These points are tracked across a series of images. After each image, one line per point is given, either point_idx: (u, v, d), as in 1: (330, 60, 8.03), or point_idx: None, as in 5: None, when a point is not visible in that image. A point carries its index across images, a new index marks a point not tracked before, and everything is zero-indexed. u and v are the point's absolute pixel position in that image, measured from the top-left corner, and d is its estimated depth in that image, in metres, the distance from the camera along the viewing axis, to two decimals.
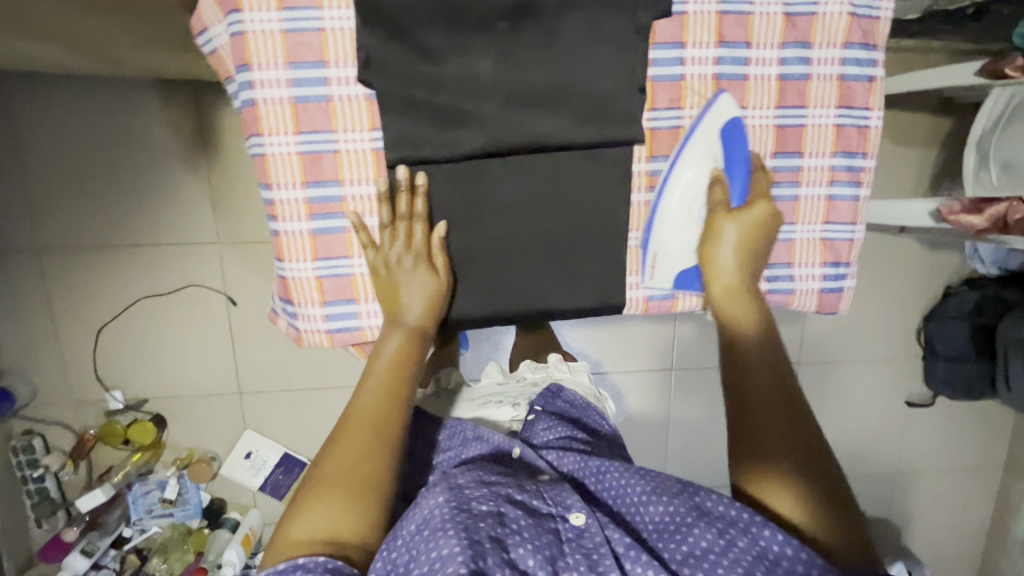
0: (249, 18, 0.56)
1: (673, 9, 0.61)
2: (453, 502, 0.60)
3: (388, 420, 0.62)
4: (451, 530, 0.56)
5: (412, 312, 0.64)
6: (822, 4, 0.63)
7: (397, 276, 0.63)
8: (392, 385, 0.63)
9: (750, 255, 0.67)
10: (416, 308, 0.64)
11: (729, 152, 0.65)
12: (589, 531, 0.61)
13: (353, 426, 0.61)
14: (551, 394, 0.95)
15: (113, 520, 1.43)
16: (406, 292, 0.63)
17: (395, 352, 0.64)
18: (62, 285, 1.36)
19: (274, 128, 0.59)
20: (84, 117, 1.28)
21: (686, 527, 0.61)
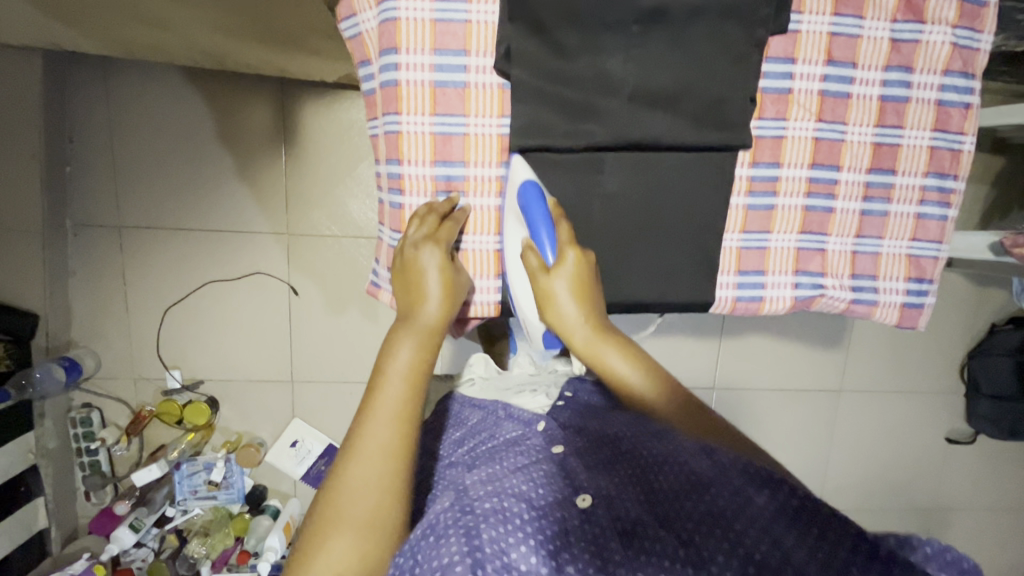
0: (403, 6, 0.61)
1: (789, 27, 0.65)
2: (456, 505, 0.57)
3: (402, 436, 0.58)
4: (451, 535, 0.53)
5: (428, 309, 0.63)
6: (926, 31, 0.67)
7: (417, 262, 0.64)
8: (413, 393, 0.60)
9: (590, 297, 0.65)
10: (434, 299, 0.64)
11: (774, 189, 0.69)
12: (595, 514, 0.58)
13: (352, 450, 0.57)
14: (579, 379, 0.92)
15: (160, 497, 1.46)
16: (423, 281, 0.64)
17: (412, 354, 0.61)
18: (136, 264, 1.42)
19: (412, 108, 0.64)
20: (177, 106, 1.36)
21: (700, 492, 0.58)
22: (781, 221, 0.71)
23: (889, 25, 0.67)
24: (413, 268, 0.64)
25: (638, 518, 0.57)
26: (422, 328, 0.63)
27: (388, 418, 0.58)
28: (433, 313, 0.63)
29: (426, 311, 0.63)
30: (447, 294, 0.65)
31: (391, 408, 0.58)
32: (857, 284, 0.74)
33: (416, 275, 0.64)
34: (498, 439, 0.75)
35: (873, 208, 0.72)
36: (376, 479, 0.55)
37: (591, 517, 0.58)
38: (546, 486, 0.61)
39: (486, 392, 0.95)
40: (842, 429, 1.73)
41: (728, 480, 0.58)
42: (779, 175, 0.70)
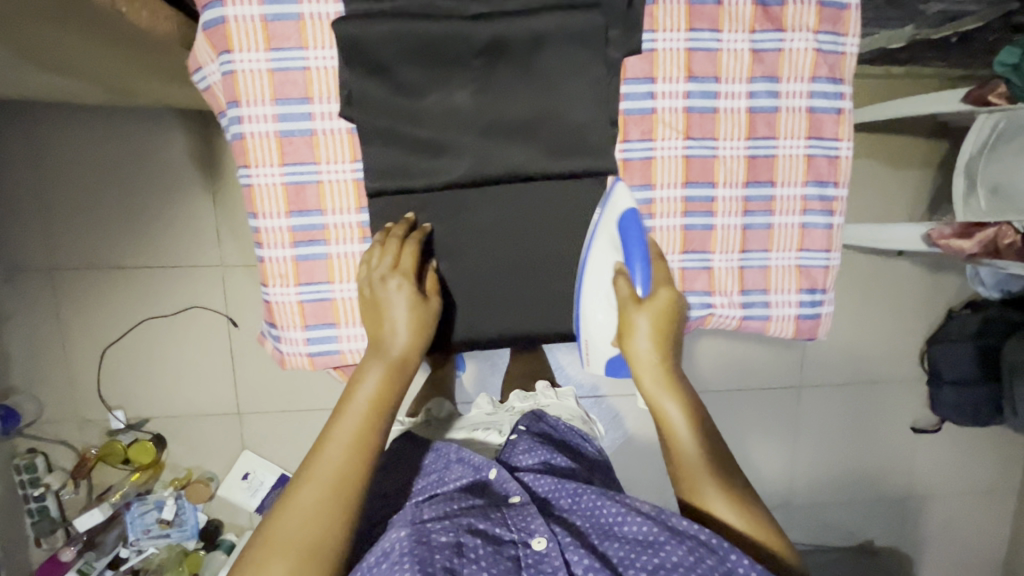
0: (239, 58, 0.60)
1: (644, 46, 0.64)
2: (413, 535, 0.59)
3: (352, 472, 0.56)
4: (406, 564, 0.56)
5: (398, 341, 0.62)
6: (788, 40, 0.65)
7: (383, 297, 0.62)
8: (366, 425, 0.58)
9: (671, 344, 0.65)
10: (401, 336, 0.62)
11: (625, 238, 0.66)
12: (549, 557, 0.59)
13: (311, 477, 0.55)
14: (534, 417, 0.94)
15: (110, 540, 1.44)
16: (392, 319, 0.62)
17: (376, 387, 0.60)
18: (70, 305, 1.41)
19: (261, 160, 0.62)
20: (99, 145, 1.34)
21: (657, 545, 0.58)
22: (660, 242, 0.70)
23: (748, 37, 0.65)
24: (380, 305, 0.62)
25: (589, 564, 0.58)
26: (392, 360, 0.62)
27: (338, 451, 0.56)
28: (399, 346, 0.62)
29: (395, 342, 0.62)
30: (414, 333, 0.62)
31: (341, 445, 0.57)
32: (747, 300, 0.72)
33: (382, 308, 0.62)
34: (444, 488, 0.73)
35: (755, 222, 0.70)
36: (322, 511, 0.54)
37: (544, 560, 0.59)
38: (504, 524, 0.63)
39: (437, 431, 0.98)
40: (806, 425, 1.71)
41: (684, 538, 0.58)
42: (653, 197, 0.68)
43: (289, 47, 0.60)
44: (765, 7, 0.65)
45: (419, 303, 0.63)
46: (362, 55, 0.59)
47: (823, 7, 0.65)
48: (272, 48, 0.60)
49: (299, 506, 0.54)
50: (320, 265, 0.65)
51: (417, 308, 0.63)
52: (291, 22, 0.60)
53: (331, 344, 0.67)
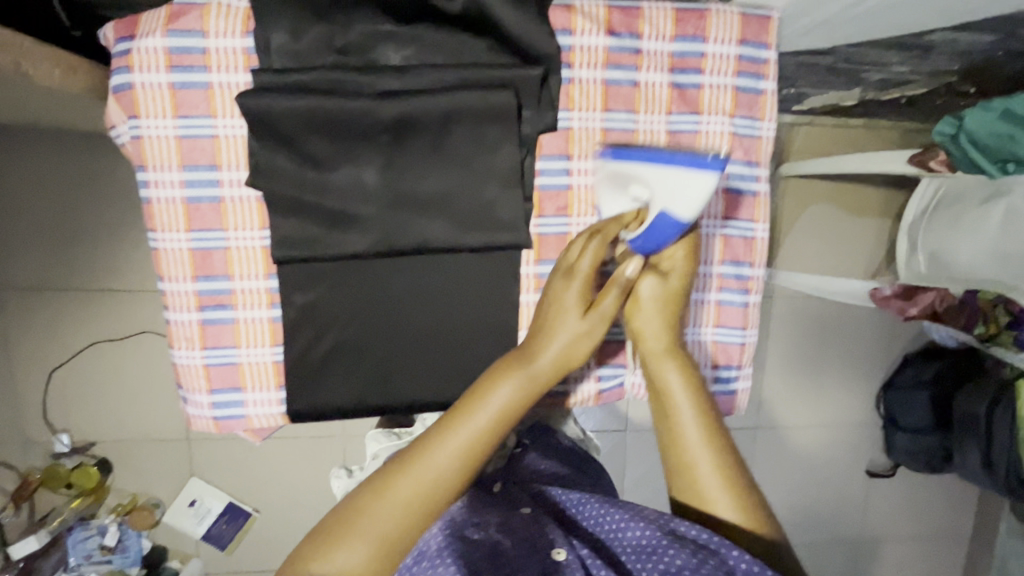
0: (146, 125, 0.60)
1: (559, 124, 0.64)
2: (447, 528, 0.54)
3: (454, 477, 0.53)
4: (449, 557, 0.50)
5: (544, 358, 0.57)
6: (704, 122, 0.66)
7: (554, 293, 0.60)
8: (487, 436, 0.54)
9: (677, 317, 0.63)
10: (550, 357, 0.57)
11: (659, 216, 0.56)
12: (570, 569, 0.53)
13: (414, 466, 0.53)
14: (540, 430, 0.88)
15: (48, 566, 1.38)
16: (552, 335, 0.58)
17: (507, 400, 0.55)
18: (19, 327, 1.39)
19: (166, 224, 0.62)
20: (54, 167, 1.33)
21: (662, 551, 0.54)
22: None
23: (665, 117, 0.65)
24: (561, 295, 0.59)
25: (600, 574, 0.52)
26: (530, 369, 0.57)
27: (448, 454, 0.53)
28: (548, 361, 0.57)
29: (542, 357, 0.57)
30: (568, 348, 0.58)
31: (455, 448, 0.53)
32: None
33: (558, 302, 0.59)
34: None
35: None
36: (408, 503, 0.51)
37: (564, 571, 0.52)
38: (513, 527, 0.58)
39: None
40: (761, 466, 1.71)
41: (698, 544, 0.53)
42: None
43: (197, 115, 0.60)
44: (681, 89, 0.65)
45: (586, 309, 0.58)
46: (270, 130, 0.59)
47: (739, 92, 0.65)
48: (179, 116, 0.60)
49: (402, 491, 0.51)
50: (227, 330, 0.65)
51: (583, 318, 0.58)
52: (199, 91, 0.59)
53: (238, 408, 0.67)
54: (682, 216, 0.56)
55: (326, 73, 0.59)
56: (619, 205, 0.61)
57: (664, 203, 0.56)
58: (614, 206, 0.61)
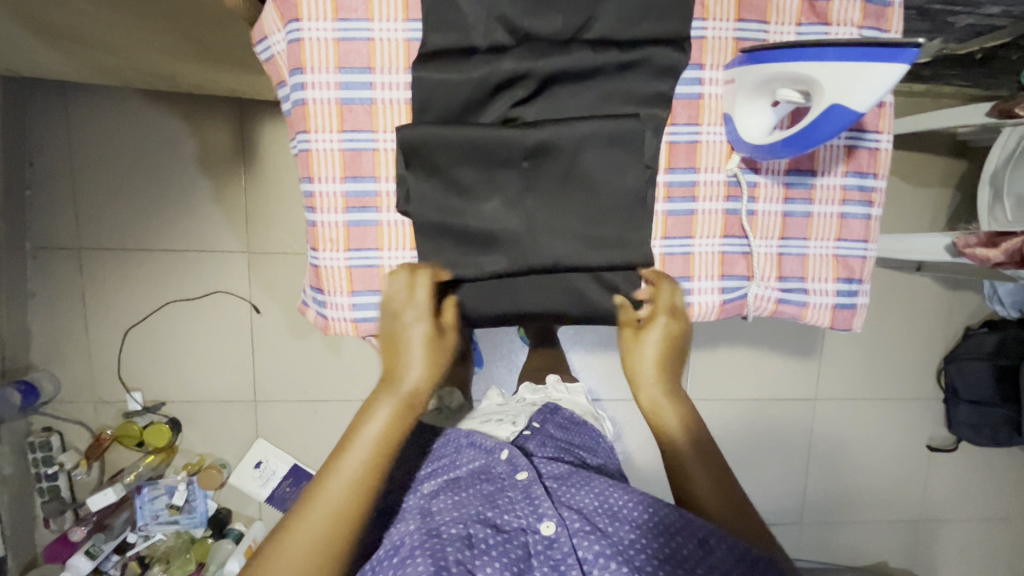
0: (307, 27, 0.62)
1: (694, 34, 0.66)
2: (424, 529, 0.63)
3: (355, 509, 0.57)
4: (419, 556, 0.59)
5: (409, 375, 0.63)
6: (833, 33, 0.67)
7: (403, 333, 0.65)
8: (378, 462, 0.60)
9: (669, 368, 0.73)
10: (416, 375, 0.63)
11: (820, 118, 0.55)
12: (558, 541, 0.64)
13: (339, 478, 0.58)
14: (549, 411, 0.96)
15: (119, 523, 1.43)
16: (407, 357, 0.64)
17: (384, 426, 0.60)
18: (98, 284, 1.42)
19: (320, 126, 0.64)
20: (137, 128, 1.37)
21: (667, 535, 0.63)
22: (702, 226, 0.71)
23: (794, 29, 0.67)
24: (401, 331, 0.65)
25: (599, 550, 0.62)
26: (405, 393, 0.62)
27: (346, 483, 0.57)
28: (414, 382, 0.63)
29: (407, 376, 0.63)
30: (427, 376, 0.64)
31: (353, 477, 0.58)
32: (785, 285, 0.73)
33: (404, 345, 0.64)
34: (458, 471, 0.79)
35: (795, 210, 0.71)
36: (330, 516, 0.56)
37: (554, 545, 0.64)
38: (511, 512, 0.68)
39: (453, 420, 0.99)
40: (822, 438, 1.69)
41: (691, 529, 0.62)
42: (696, 180, 0.70)
43: (355, 18, 0.63)
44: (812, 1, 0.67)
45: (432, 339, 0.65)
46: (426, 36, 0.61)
47: (868, 3, 0.67)
48: (338, 19, 0.62)
49: (327, 510, 0.56)
50: (370, 232, 0.67)
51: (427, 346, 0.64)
52: None
53: (376, 312, 0.69)
54: (855, 110, 0.53)
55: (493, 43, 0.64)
56: (759, 114, 0.63)
57: (834, 99, 0.53)
58: (750, 117, 0.64)
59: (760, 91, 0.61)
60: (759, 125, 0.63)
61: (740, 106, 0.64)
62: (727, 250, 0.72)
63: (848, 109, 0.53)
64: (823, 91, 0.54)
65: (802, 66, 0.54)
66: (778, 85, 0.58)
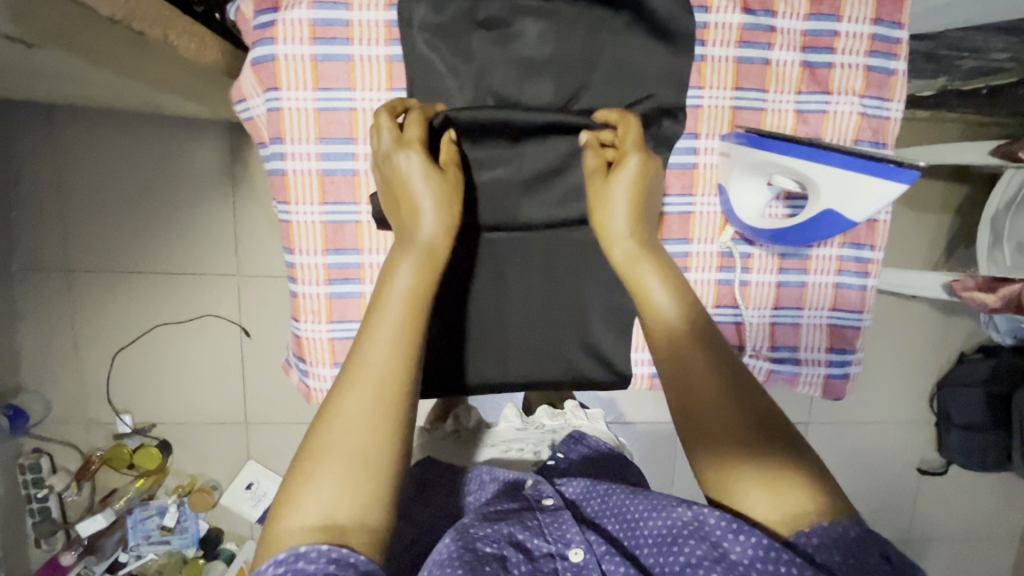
0: (287, 97, 0.60)
1: (688, 102, 0.64)
2: (458, 541, 0.51)
3: (396, 377, 0.48)
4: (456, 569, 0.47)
5: (423, 224, 0.54)
6: (833, 102, 0.65)
7: (396, 173, 0.55)
8: (410, 319, 0.50)
9: (646, 216, 0.59)
10: (428, 221, 0.54)
11: (823, 215, 0.57)
12: (588, 570, 0.51)
13: (367, 345, 0.48)
14: (573, 439, 0.88)
15: (111, 544, 1.42)
16: (413, 198, 0.54)
17: (410, 276, 0.51)
18: (85, 307, 1.40)
19: (301, 197, 0.62)
20: (123, 149, 1.34)
21: (680, 541, 0.49)
22: (694, 296, 0.69)
23: (793, 97, 0.65)
24: (396, 173, 0.55)
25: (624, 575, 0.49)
26: (420, 243, 0.54)
27: (383, 350, 0.48)
28: (430, 230, 0.54)
29: (421, 226, 0.54)
30: (446, 216, 0.55)
31: (383, 340, 0.48)
32: (777, 355, 0.72)
33: (409, 190, 0.55)
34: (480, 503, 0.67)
35: (789, 280, 0.70)
36: (373, 386, 0.47)
37: (582, 573, 0.51)
38: (540, 535, 0.55)
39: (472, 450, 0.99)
40: None
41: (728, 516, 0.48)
42: (689, 251, 0.68)
43: (337, 88, 0.60)
44: (812, 68, 0.64)
45: (435, 172, 0.56)
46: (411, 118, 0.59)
47: (871, 71, 0.65)
48: (319, 88, 0.60)
49: (354, 405, 0.46)
50: (353, 303, 0.65)
51: (439, 181, 0.55)
52: (340, 63, 0.60)
53: None
54: (851, 217, 0.56)
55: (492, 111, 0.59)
56: (754, 193, 0.61)
57: (830, 203, 0.56)
58: (744, 194, 0.62)
59: (754, 169, 0.60)
60: (754, 198, 0.62)
61: (734, 178, 0.62)
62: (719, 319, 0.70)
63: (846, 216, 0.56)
64: (824, 197, 0.56)
65: (810, 169, 0.55)
66: (776, 172, 0.58)
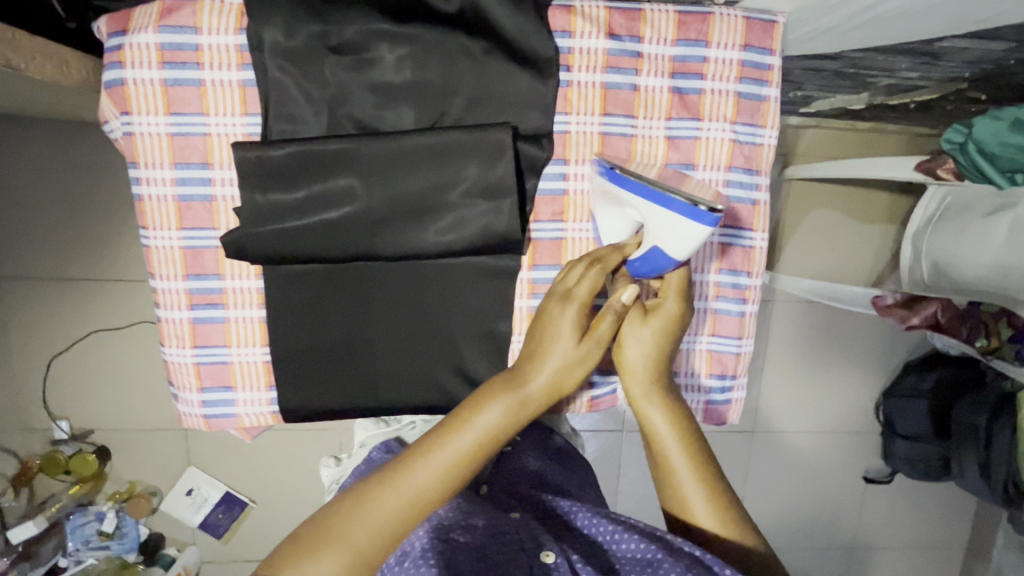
0: (137, 122, 0.59)
1: (555, 128, 0.63)
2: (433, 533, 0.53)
3: (437, 497, 0.51)
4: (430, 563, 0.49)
5: (537, 380, 0.55)
6: (704, 128, 0.64)
7: (551, 316, 0.57)
8: (474, 456, 0.53)
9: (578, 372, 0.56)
10: (543, 379, 0.55)
11: (653, 255, 0.57)
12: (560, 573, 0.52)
13: (422, 459, 0.52)
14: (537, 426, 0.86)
15: (47, 550, 1.41)
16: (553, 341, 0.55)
17: (497, 422, 0.54)
18: (20, 313, 1.39)
19: (157, 223, 0.61)
20: (50, 155, 1.33)
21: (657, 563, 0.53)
22: None
23: (664, 123, 0.64)
24: (553, 317, 0.56)
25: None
26: (521, 396, 0.55)
27: (435, 472, 0.51)
28: (540, 387, 0.55)
29: (534, 380, 0.55)
30: (560, 376, 0.56)
31: (439, 467, 0.51)
32: None
33: (549, 330, 0.56)
34: None
35: None
36: (407, 504, 0.50)
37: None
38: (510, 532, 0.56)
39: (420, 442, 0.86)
40: (758, 467, 1.70)
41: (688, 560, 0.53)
42: None
43: (189, 113, 0.59)
44: (682, 94, 0.64)
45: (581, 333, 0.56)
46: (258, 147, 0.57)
47: (741, 98, 0.64)
48: (171, 113, 0.59)
49: (380, 509, 0.49)
50: (218, 329, 0.65)
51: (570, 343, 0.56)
52: (191, 88, 0.59)
53: (228, 407, 0.67)
54: (674, 257, 0.57)
55: (340, 141, 0.58)
56: (619, 222, 0.61)
57: (656, 240, 0.57)
58: (611, 222, 0.62)
59: (611, 203, 0.61)
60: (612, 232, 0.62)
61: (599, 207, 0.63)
62: None
63: (672, 258, 0.57)
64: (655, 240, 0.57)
65: (648, 203, 0.56)
66: (626, 205, 0.59)
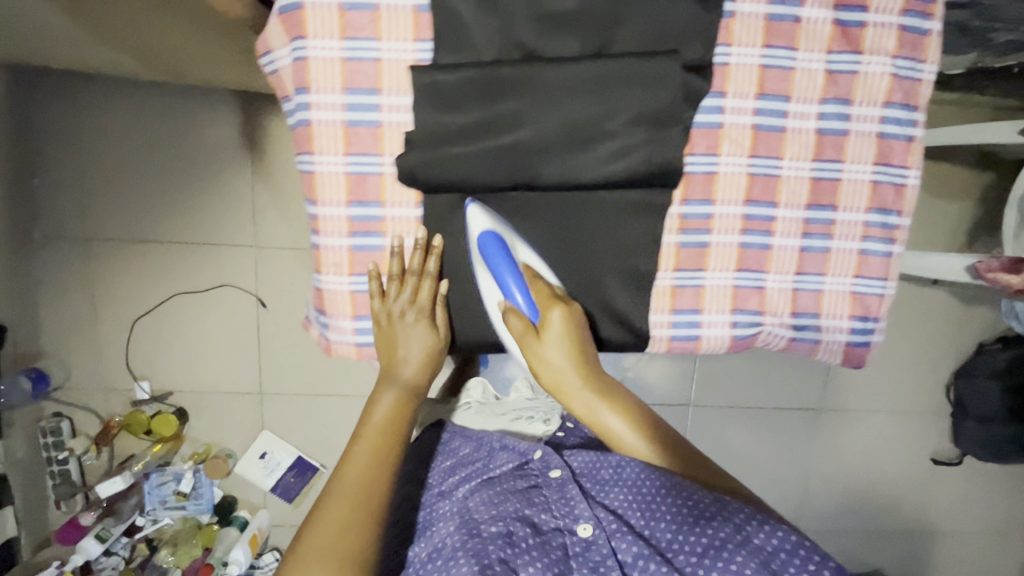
0: (312, 46, 0.60)
1: (717, 60, 0.63)
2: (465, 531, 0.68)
3: (374, 487, 0.62)
4: (463, 560, 0.64)
5: (406, 369, 0.68)
6: (865, 63, 0.64)
7: (400, 329, 0.67)
8: (389, 439, 0.66)
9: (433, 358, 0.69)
10: (412, 363, 0.68)
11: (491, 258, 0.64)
12: (596, 542, 0.64)
13: (354, 452, 0.64)
14: None
15: (128, 507, 1.47)
16: (404, 347, 0.67)
17: (389, 411, 0.67)
18: (105, 275, 1.42)
19: (325, 148, 0.62)
20: (138, 118, 1.35)
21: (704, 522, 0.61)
22: (715, 259, 0.69)
23: (824, 57, 0.64)
24: (398, 333, 0.67)
25: (638, 552, 0.61)
26: (402, 385, 0.68)
27: (363, 465, 0.63)
28: (410, 374, 0.68)
29: (404, 369, 0.68)
30: (424, 362, 0.69)
31: (363, 461, 0.63)
32: (799, 322, 0.71)
33: (396, 342, 0.67)
34: (495, 472, 0.80)
35: (812, 245, 0.69)
36: (348, 509, 0.60)
37: (591, 545, 0.64)
38: (547, 512, 0.70)
39: (481, 418, 1.00)
40: (824, 446, 1.68)
41: (733, 510, 0.62)
42: (712, 213, 0.67)
43: (363, 37, 0.60)
44: (844, 27, 0.63)
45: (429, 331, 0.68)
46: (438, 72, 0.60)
47: (904, 32, 0.64)
48: (345, 37, 0.60)
49: (342, 512, 0.59)
50: (375, 257, 0.66)
51: (424, 340, 0.68)
52: (367, 12, 0.60)
53: None
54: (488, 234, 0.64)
55: (516, 68, 0.60)
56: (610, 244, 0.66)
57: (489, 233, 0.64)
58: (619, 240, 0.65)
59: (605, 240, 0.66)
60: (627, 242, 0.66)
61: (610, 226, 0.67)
62: (742, 282, 0.70)
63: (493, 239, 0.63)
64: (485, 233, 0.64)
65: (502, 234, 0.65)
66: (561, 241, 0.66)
